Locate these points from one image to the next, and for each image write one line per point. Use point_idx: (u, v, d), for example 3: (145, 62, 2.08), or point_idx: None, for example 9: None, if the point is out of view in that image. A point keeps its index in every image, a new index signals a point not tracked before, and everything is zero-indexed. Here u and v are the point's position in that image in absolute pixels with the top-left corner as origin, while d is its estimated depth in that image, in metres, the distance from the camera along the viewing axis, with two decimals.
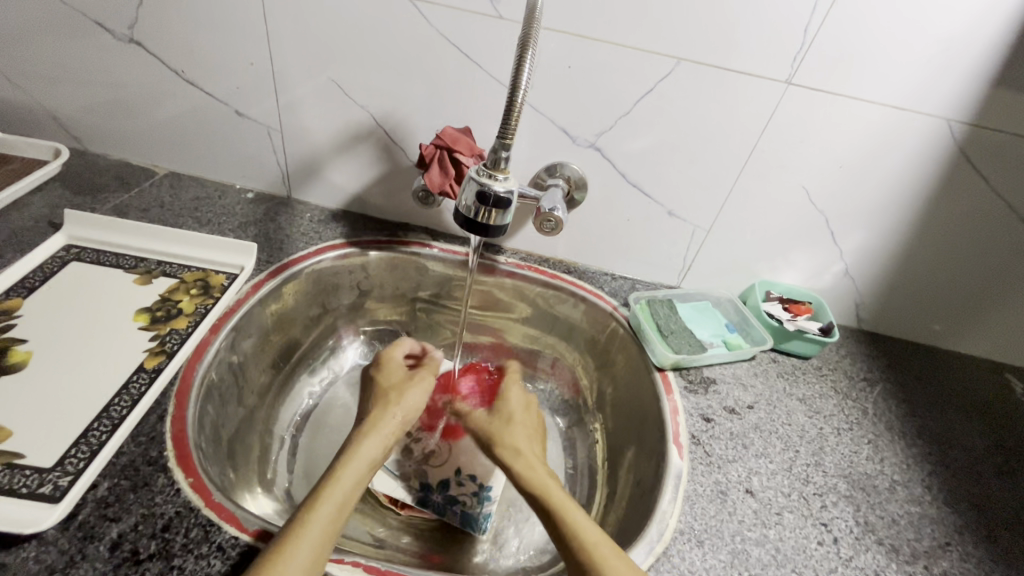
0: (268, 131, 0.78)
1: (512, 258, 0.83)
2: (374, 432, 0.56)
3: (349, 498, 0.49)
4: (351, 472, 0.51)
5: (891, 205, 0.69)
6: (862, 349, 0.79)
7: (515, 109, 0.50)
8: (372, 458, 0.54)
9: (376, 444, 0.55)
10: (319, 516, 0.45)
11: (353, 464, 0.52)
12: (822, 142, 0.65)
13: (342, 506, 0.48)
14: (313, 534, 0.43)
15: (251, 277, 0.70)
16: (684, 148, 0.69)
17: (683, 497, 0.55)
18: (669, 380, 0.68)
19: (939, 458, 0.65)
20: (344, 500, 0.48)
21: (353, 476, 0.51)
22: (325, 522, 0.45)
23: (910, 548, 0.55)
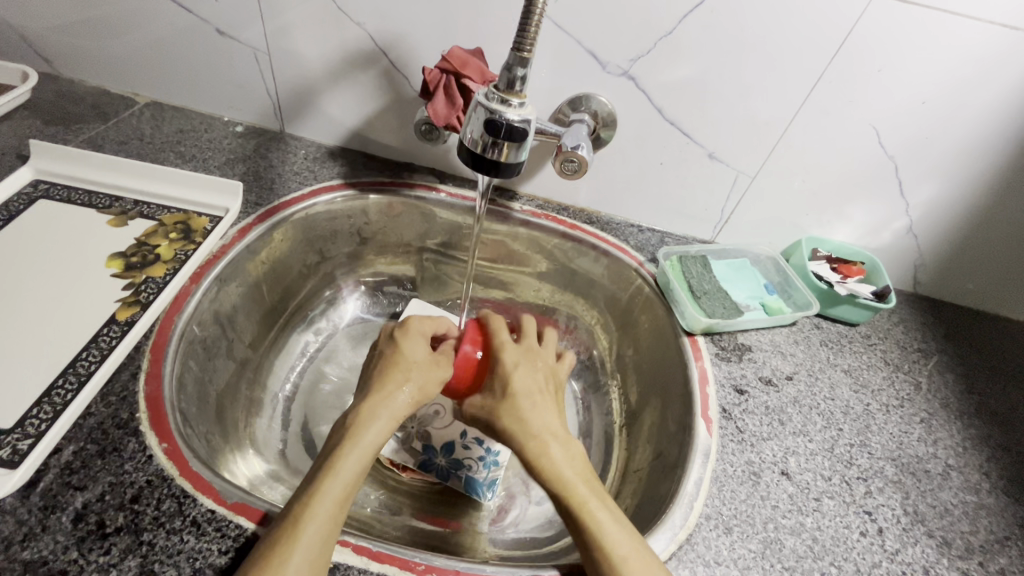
0: (255, 55, 0.69)
1: (527, 206, 0.75)
2: (383, 404, 0.47)
3: (353, 492, 0.42)
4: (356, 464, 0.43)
5: (976, 151, 0.58)
6: (916, 315, 0.71)
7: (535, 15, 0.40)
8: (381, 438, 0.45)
9: (387, 423, 0.46)
10: (313, 521, 0.38)
11: (357, 450, 0.43)
12: (904, 71, 0.54)
13: (342, 505, 0.41)
14: (308, 544, 0.37)
15: (238, 221, 0.63)
16: (733, 80, 0.58)
17: (711, 478, 0.49)
18: (698, 346, 0.61)
19: (999, 441, 0.58)
20: (346, 498, 0.41)
21: (357, 468, 0.43)
22: (323, 528, 0.38)
23: (965, 541, 0.49)
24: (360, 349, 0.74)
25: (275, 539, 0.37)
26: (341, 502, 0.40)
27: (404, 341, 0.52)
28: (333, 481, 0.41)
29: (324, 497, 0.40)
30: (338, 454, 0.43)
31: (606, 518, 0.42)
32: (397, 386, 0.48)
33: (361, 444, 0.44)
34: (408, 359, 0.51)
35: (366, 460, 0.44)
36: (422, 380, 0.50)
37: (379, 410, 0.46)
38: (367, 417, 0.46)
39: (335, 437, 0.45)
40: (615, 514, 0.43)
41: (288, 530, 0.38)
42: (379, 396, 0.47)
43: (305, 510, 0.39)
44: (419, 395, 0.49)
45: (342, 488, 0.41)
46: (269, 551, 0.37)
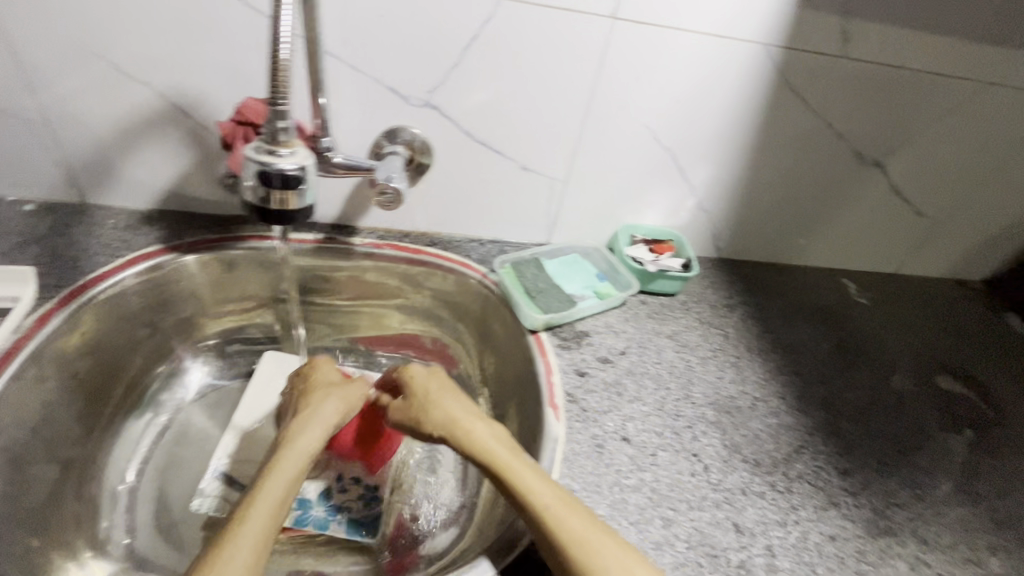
0: (30, 126, 0.63)
1: (369, 238, 0.76)
2: (312, 426, 0.54)
3: (270, 532, 0.44)
4: (267, 502, 0.45)
5: (727, 136, 0.71)
6: (722, 277, 0.82)
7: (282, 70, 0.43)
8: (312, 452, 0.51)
9: (318, 437, 0.53)
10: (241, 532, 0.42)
11: (274, 488, 0.46)
12: (656, 76, 0.64)
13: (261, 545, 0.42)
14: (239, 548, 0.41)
15: (35, 309, 0.57)
16: (526, 98, 0.65)
17: (562, 460, 0.54)
18: (542, 341, 0.66)
19: (791, 368, 0.70)
20: (278, 507, 0.45)
21: (274, 506, 0.45)
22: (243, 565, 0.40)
23: (770, 457, 0.58)
24: (215, 417, 0.70)
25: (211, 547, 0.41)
26: (275, 509, 0.45)
27: (310, 380, 0.60)
28: (264, 495, 0.46)
29: (253, 508, 0.44)
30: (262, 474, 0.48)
31: (590, 521, 0.45)
32: (326, 405, 0.56)
33: (295, 460, 0.50)
34: (322, 385, 0.58)
35: (295, 472, 0.49)
36: (335, 393, 0.58)
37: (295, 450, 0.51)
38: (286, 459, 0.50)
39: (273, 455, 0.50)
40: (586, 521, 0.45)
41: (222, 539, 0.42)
42: (313, 417, 0.54)
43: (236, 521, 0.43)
44: (346, 410, 0.57)
45: (274, 498, 0.46)
46: None
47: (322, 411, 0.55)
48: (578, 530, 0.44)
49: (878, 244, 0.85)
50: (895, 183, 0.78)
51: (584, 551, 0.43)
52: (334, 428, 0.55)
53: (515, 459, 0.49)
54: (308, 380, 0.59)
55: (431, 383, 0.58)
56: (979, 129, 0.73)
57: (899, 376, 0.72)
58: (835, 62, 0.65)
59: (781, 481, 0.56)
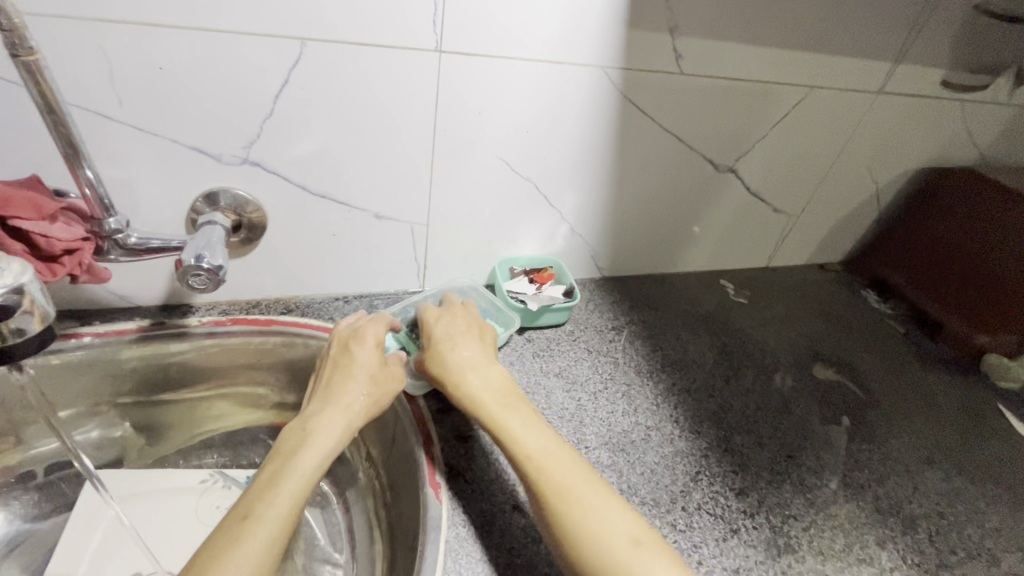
0: None
1: (208, 316, 0.65)
2: (327, 425, 0.50)
3: (279, 537, 0.41)
4: (272, 506, 0.42)
5: (587, 159, 0.69)
6: (607, 297, 0.81)
7: None
8: (326, 453, 0.49)
9: (331, 436, 0.50)
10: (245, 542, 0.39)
11: (278, 492, 0.44)
12: (499, 108, 0.60)
13: (270, 552, 0.40)
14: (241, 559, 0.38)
15: None
16: (361, 144, 0.58)
17: (444, 552, 0.48)
18: (419, 409, 0.59)
19: (680, 386, 0.69)
20: (286, 511, 0.43)
21: (282, 508, 0.43)
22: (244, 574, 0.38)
23: (669, 492, 0.56)
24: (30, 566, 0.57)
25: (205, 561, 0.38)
26: (280, 515, 0.42)
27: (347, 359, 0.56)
28: (266, 499, 0.43)
29: (259, 512, 0.42)
30: (267, 475, 0.46)
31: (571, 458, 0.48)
32: (350, 391, 0.53)
33: (298, 470, 0.46)
34: (360, 365, 0.55)
35: (309, 473, 0.47)
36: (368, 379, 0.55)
37: (305, 443, 0.49)
38: (293, 452, 0.48)
39: (290, 446, 0.48)
40: (601, 495, 0.45)
41: (220, 553, 0.38)
42: (329, 415, 0.51)
43: (234, 535, 0.40)
44: (375, 393, 0.54)
45: (287, 500, 0.43)
46: None
47: (351, 403, 0.53)
48: (562, 481, 0.46)
49: (747, 242, 0.88)
50: (750, 184, 0.80)
51: (570, 503, 0.44)
52: (359, 420, 0.53)
53: (504, 413, 0.52)
54: (347, 360, 0.56)
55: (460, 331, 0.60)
56: (815, 127, 0.77)
57: (781, 374, 0.74)
58: (676, 78, 0.65)
59: (681, 518, 0.54)
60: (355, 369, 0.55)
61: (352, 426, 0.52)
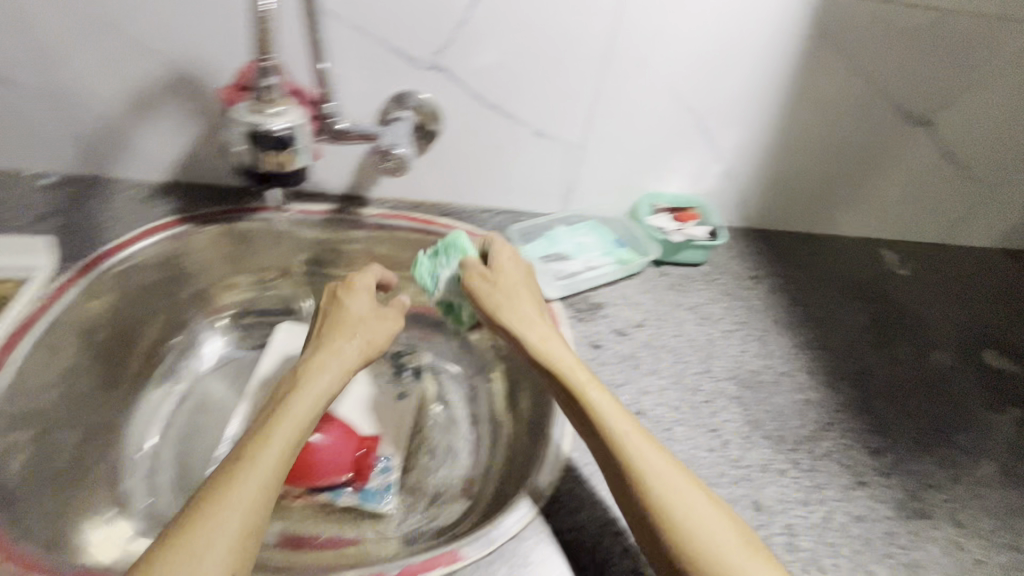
0: (43, 99, 0.63)
1: (379, 209, 0.74)
2: (318, 374, 0.51)
3: (270, 475, 0.42)
4: (280, 441, 0.45)
5: (757, 93, 0.66)
6: (749, 248, 0.78)
7: None
8: (320, 394, 0.50)
9: (323, 380, 0.51)
10: (265, 450, 0.43)
11: (287, 427, 0.46)
12: (678, 30, 0.60)
13: (268, 486, 0.42)
14: (262, 468, 0.42)
15: (54, 280, 0.58)
16: (537, 58, 0.62)
17: (571, 434, 0.52)
18: (555, 312, 0.64)
19: (820, 342, 0.66)
20: (294, 432, 0.46)
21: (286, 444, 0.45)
22: (252, 499, 0.40)
23: (795, 434, 0.55)
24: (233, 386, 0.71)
25: (228, 466, 0.42)
26: (288, 434, 0.45)
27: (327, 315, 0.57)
28: (286, 416, 0.47)
29: (281, 426, 0.46)
30: (302, 394, 0.49)
31: (600, 403, 0.48)
32: (341, 343, 0.54)
33: (304, 415, 0.47)
34: (355, 317, 0.57)
35: (301, 417, 0.47)
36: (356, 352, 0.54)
37: (291, 389, 0.49)
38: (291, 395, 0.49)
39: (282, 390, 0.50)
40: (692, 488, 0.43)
41: (239, 461, 0.42)
42: (325, 363, 0.52)
43: (247, 459, 0.43)
44: (364, 353, 0.55)
45: (298, 421, 0.47)
46: (190, 520, 0.39)
47: (340, 350, 0.54)
48: (658, 464, 0.44)
49: (922, 212, 0.80)
50: (944, 143, 0.72)
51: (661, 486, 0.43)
52: (348, 372, 0.53)
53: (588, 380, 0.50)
54: (335, 314, 0.57)
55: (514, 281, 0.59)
56: None
57: (940, 353, 0.67)
58: None
59: (805, 459, 0.53)
60: (341, 322, 0.56)
61: (343, 376, 0.52)
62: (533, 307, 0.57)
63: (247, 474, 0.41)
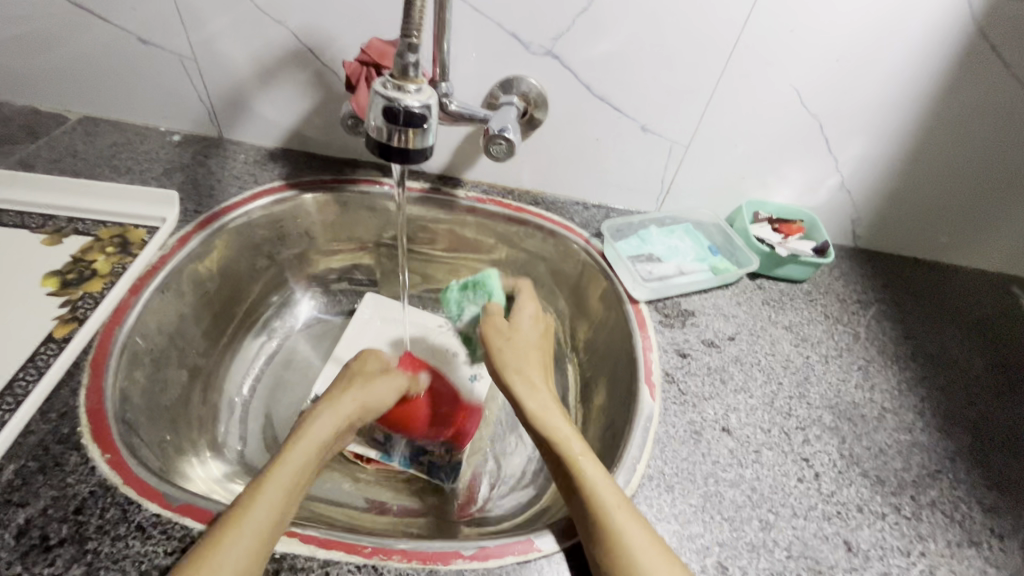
0: (181, 61, 0.68)
1: (473, 192, 0.74)
2: (343, 403, 0.49)
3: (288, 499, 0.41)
4: (299, 461, 0.43)
5: (894, 103, 0.60)
6: (856, 269, 0.72)
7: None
8: (344, 419, 0.48)
9: (342, 407, 0.49)
10: (275, 477, 0.41)
11: (309, 449, 0.44)
12: (816, 29, 0.56)
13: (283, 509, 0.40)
14: (267, 500, 0.39)
15: (177, 230, 0.63)
16: (656, 50, 0.59)
17: (653, 441, 0.51)
18: (642, 314, 0.63)
19: (933, 381, 0.60)
20: (307, 462, 0.44)
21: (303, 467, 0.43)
22: (261, 523, 0.38)
23: (897, 477, 0.51)
24: (319, 348, 0.75)
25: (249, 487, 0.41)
26: (300, 465, 0.43)
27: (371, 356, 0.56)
28: (301, 444, 0.44)
29: (294, 455, 0.43)
30: (321, 420, 0.47)
31: (597, 480, 0.43)
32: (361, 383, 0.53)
33: (326, 441, 0.46)
34: (369, 359, 0.55)
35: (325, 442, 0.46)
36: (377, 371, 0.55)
37: (326, 410, 0.48)
38: (319, 417, 0.47)
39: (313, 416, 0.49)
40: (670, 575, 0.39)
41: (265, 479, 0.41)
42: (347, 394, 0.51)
43: (267, 480, 0.41)
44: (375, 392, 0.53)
45: (313, 446, 0.45)
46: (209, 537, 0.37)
47: (356, 384, 0.52)
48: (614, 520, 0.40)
49: None
50: None
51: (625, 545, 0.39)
52: (365, 407, 0.51)
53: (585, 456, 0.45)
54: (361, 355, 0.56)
55: (528, 344, 0.56)
56: None
57: None
58: None
59: (908, 506, 0.49)
60: (367, 360, 0.55)
61: (354, 412, 0.50)
62: (535, 386, 0.51)
63: (265, 490, 0.40)
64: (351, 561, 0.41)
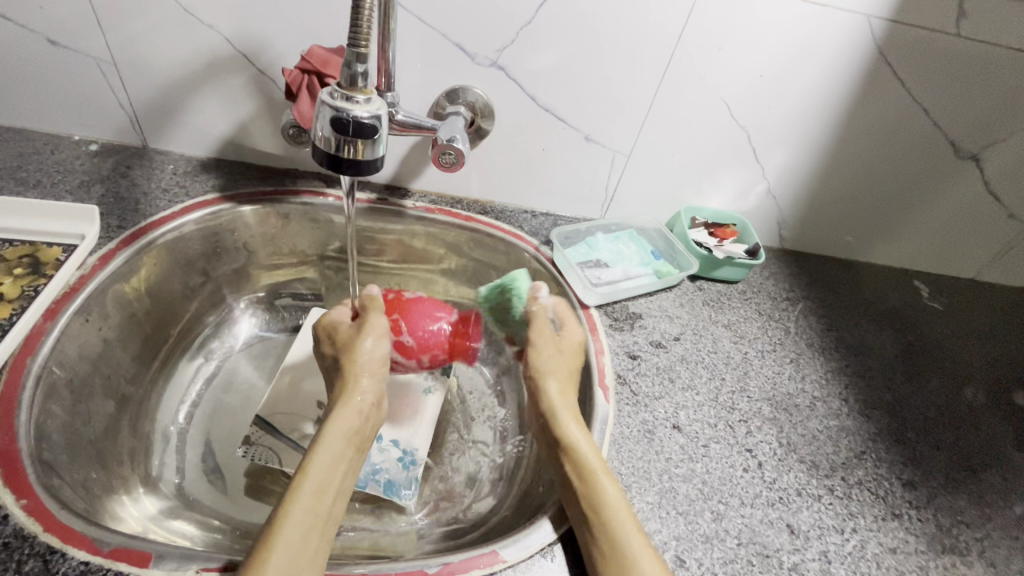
0: (98, 65, 0.63)
1: (421, 202, 0.73)
2: (342, 437, 0.48)
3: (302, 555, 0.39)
4: (301, 511, 0.41)
5: (811, 116, 0.66)
6: (784, 269, 0.78)
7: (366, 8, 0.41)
8: (349, 434, 0.48)
9: (348, 421, 0.49)
10: (291, 516, 0.41)
11: (312, 497, 0.42)
12: (742, 46, 0.60)
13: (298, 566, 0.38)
14: (291, 533, 0.40)
15: (98, 248, 0.58)
16: (598, 64, 0.61)
17: (610, 442, 0.52)
18: (593, 318, 0.64)
19: (855, 369, 0.66)
20: (323, 488, 0.44)
21: (312, 519, 0.41)
22: None
23: (829, 460, 0.55)
24: (262, 367, 0.71)
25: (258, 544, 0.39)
26: (318, 492, 0.43)
27: (336, 330, 0.56)
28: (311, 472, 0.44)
29: (313, 481, 0.44)
30: (331, 446, 0.46)
31: (578, 439, 0.49)
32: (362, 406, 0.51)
33: (331, 484, 0.44)
34: (364, 363, 0.52)
35: (331, 486, 0.44)
36: (375, 367, 0.53)
37: (328, 449, 0.46)
38: (321, 458, 0.46)
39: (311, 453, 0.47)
40: None
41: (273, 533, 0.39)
42: (344, 423, 0.49)
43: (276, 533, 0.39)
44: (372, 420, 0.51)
45: (317, 493, 0.43)
46: None
47: (359, 396, 0.51)
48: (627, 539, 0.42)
49: (957, 246, 0.80)
50: (991, 179, 0.72)
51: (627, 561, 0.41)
52: (372, 414, 0.51)
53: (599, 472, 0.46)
54: (348, 353, 0.53)
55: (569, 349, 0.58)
56: None
57: (971, 390, 0.68)
58: (945, 40, 0.59)
59: (840, 486, 0.53)
60: (361, 372, 0.52)
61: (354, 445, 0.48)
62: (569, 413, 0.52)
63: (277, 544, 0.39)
64: None
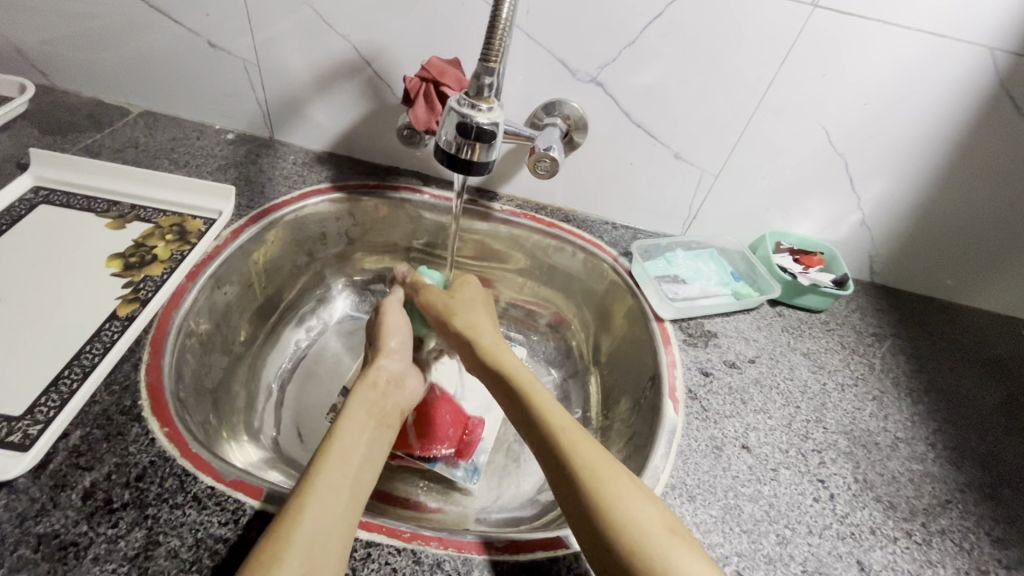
0: (244, 65, 0.72)
1: (507, 205, 0.77)
2: (362, 414, 0.51)
3: (335, 501, 0.42)
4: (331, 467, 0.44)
5: (916, 148, 0.64)
6: (873, 304, 0.75)
7: (500, 28, 0.45)
8: (373, 417, 0.51)
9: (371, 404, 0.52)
10: (325, 471, 0.44)
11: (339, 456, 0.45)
12: (847, 74, 0.59)
13: (330, 510, 0.41)
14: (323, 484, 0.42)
15: (231, 223, 0.66)
16: (695, 85, 0.63)
17: (677, 452, 0.53)
18: (666, 331, 0.66)
19: (945, 415, 0.62)
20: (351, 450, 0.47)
21: (340, 473, 0.44)
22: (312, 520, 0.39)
23: (909, 504, 0.53)
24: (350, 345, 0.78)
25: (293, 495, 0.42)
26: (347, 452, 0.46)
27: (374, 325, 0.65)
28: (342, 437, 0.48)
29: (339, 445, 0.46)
30: (355, 424, 0.49)
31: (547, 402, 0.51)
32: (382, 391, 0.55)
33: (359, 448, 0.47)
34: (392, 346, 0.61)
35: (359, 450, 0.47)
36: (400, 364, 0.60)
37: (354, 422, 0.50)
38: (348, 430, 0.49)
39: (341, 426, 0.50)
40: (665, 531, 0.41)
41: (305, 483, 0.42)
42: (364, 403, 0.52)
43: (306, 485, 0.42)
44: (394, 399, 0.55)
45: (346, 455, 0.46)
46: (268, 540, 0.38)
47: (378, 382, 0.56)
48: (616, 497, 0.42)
49: None
50: None
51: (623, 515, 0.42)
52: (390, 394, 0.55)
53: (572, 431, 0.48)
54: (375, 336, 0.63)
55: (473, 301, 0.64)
56: None
57: None
58: None
59: (919, 532, 0.51)
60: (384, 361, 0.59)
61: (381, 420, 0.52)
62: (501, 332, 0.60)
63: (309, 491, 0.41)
64: (391, 544, 0.44)
